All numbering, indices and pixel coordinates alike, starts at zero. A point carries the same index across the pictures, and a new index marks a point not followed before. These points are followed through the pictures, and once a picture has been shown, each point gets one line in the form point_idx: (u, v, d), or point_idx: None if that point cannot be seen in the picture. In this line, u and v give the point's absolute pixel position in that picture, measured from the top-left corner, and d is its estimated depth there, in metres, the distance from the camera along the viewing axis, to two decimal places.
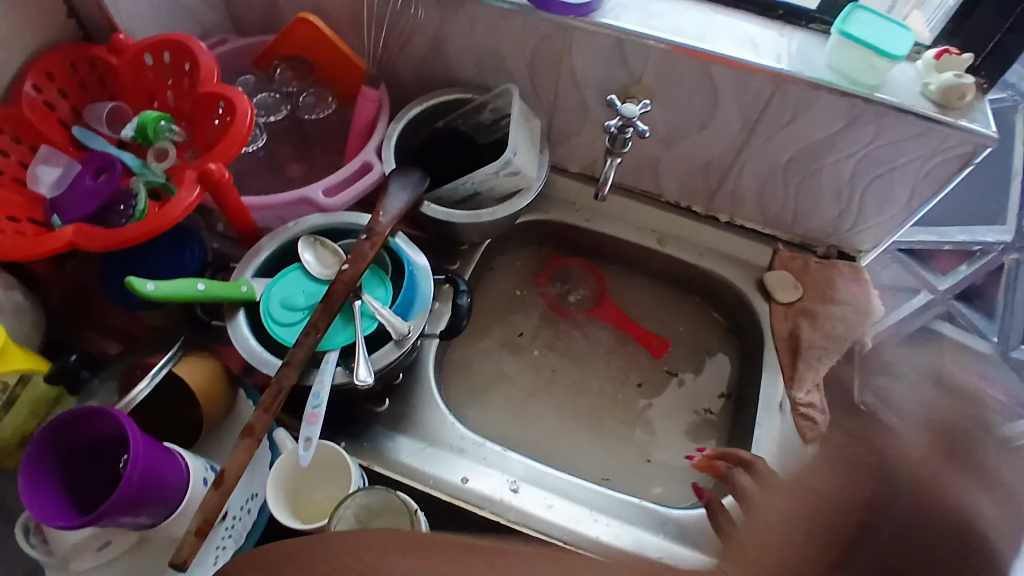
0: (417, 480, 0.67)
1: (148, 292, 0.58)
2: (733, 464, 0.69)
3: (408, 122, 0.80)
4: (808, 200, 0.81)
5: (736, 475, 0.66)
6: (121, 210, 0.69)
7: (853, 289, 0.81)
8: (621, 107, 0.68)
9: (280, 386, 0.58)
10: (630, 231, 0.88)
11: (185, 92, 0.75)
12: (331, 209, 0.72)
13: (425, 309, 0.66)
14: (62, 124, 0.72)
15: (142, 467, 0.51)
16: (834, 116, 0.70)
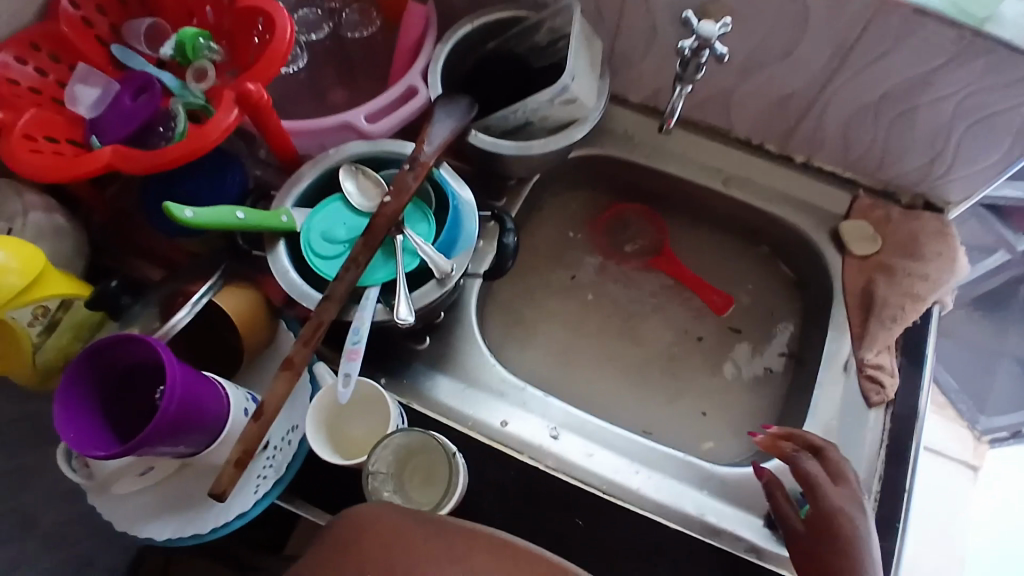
0: (456, 421, 0.66)
1: (186, 219, 0.55)
2: (800, 447, 0.62)
3: (458, 42, 0.73)
4: (898, 143, 0.72)
5: (809, 465, 0.60)
6: (160, 132, 0.66)
7: (938, 246, 0.74)
8: (699, 26, 0.60)
9: (320, 320, 0.56)
10: (692, 171, 0.81)
11: (225, 7, 0.69)
12: (374, 135, 0.68)
13: (469, 248, 0.63)
14: (101, 43, 0.69)
15: (179, 398, 0.50)
16: (940, 48, 0.60)
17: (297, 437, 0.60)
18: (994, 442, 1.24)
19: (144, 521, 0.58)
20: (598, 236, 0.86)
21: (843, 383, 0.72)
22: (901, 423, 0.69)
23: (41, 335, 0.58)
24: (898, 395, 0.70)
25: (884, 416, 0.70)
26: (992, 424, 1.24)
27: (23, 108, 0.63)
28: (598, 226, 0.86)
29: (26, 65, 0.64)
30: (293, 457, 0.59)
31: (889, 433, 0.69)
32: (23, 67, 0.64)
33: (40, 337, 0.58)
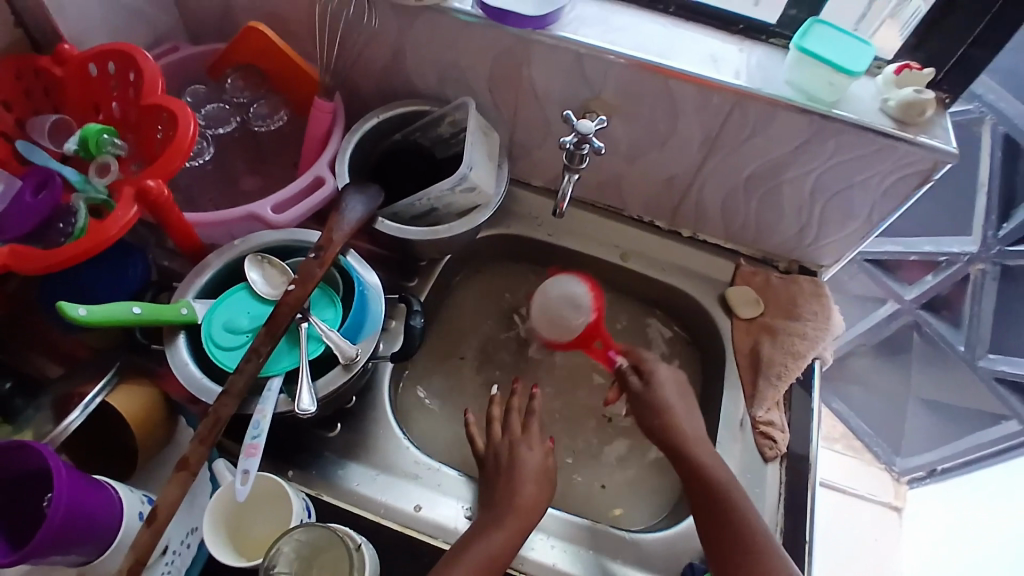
0: (366, 509, 0.66)
1: (78, 316, 0.54)
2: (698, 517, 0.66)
3: (364, 135, 0.77)
4: (769, 217, 0.80)
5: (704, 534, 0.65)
6: (60, 228, 0.65)
7: (816, 306, 0.81)
8: (577, 124, 0.66)
9: (217, 417, 0.55)
10: (592, 246, 0.86)
11: (131, 101, 0.70)
12: (281, 225, 0.70)
13: (375, 331, 0.65)
14: (6, 138, 0.68)
15: (67, 506, 0.48)
16: (794, 131, 0.69)
17: (196, 539, 0.59)
18: (913, 482, 1.41)
19: None
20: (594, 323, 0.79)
21: (741, 441, 0.76)
22: (796, 472, 0.74)
23: None
24: (791, 443, 0.76)
25: (779, 470, 0.74)
26: (908, 464, 1.39)
27: None
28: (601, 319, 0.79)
29: None
30: (190, 562, 0.59)
31: (785, 485, 0.74)
32: None
33: None
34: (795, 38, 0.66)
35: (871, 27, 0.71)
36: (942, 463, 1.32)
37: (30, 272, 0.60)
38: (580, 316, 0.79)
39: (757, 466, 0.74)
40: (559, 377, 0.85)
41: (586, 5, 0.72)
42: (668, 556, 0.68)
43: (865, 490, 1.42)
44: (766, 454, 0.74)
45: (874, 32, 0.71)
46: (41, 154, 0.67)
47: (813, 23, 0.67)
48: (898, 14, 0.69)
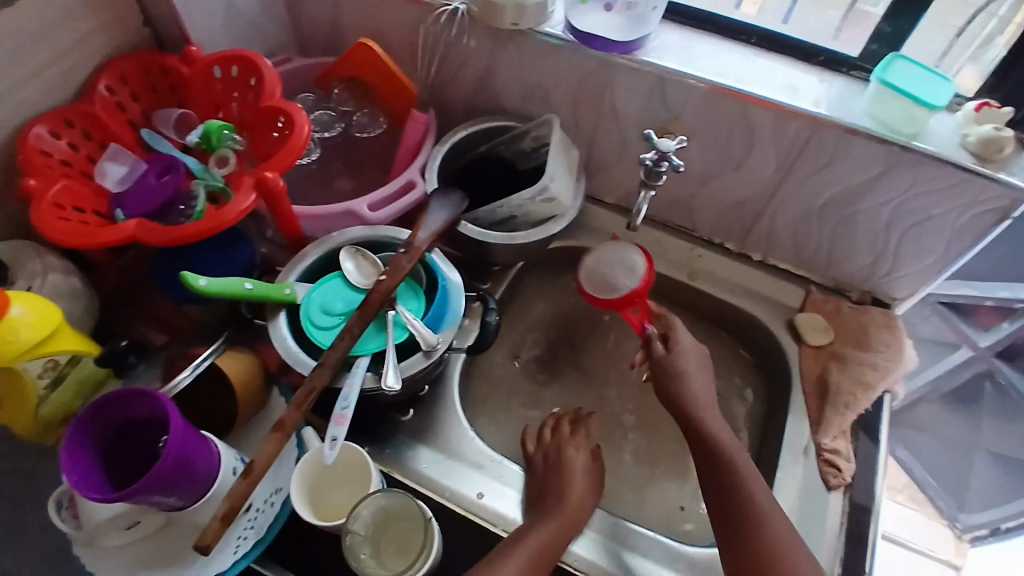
0: (433, 491, 0.70)
1: (198, 286, 0.61)
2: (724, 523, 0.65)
3: (453, 146, 0.83)
4: (843, 246, 0.81)
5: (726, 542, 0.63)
6: (180, 209, 0.72)
7: (886, 338, 0.81)
8: (658, 141, 0.69)
9: (312, 387, 0.61)
10: (660, 263, 0.89)
11: (249, 103, 0.78)
12: (374, 222, 0.76)
13: (455, 324, 0.69)
14: (131, 125, 0.78)
15: (178, 452, 0.54)
16: (871, 162, 0.70)
17: (279, 499, 0.64)
18: (974, 539, 1.34)
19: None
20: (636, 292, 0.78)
21: (803, 467, 0.76)
22: (861, 504, 0.73)
23: (47, 387, 0.64)
24: (857, 477, 0.74)
25: (842, 500, 0.73)
26: (971, 521, 1.33)
27: (54, 179, 0.69)
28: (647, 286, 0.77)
29: (59, 139, 0.71)
30: (273, 519, 0.63)
31: (849, 516, 0.72)
32: (55, 141, 0.71)
33: (46, 389, 0.64)
34: (876, 71, 0.67)
35: (952, 68, 0.73)
36: (1006, 522, 1.26)
37: (154, 243, 0.66)
38: (629, 282, 0.78)
39: (819, 493, 0.74)
40: (619, 388, 0.87)
41: (668, 32, 0.76)
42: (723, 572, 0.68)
43: (924, 544, 1.37)
44: (829, 482, 0.74)
45: (954, 73, 0.72)
46: (163, 143, 0.77)
47: (894, 58, 0.69)
48: (979, 59, 0.71)
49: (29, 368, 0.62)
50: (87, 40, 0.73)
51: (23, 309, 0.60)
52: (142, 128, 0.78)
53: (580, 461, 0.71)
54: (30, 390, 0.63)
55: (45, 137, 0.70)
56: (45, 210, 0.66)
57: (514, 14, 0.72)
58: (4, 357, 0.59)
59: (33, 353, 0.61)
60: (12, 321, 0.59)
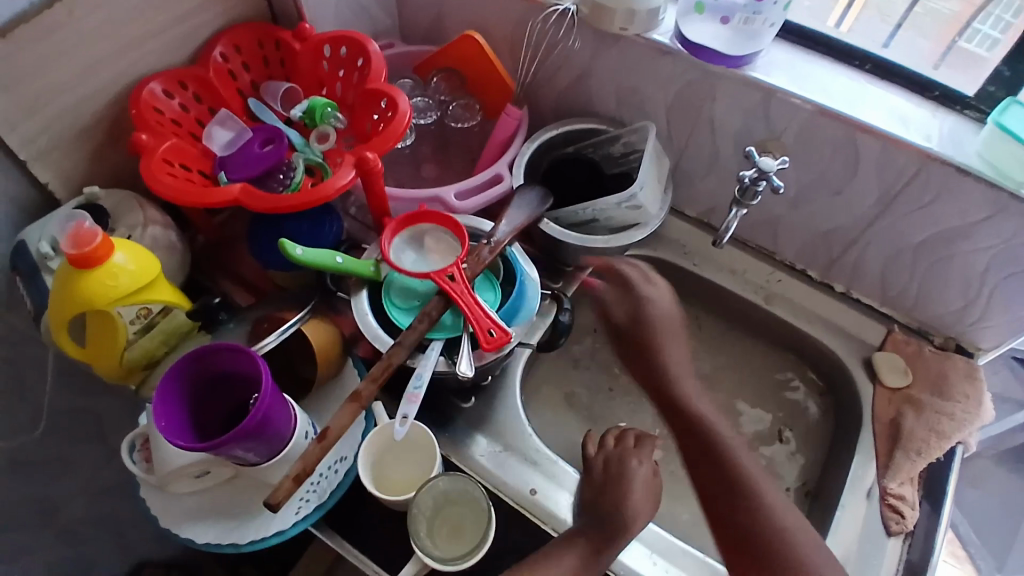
0: (488, 481, 0.71)
1: (296, 255, 0.63)
2: None
3: (542, 143, 0.84)
4: (931, 288, 0.79)
5: None
6: (279, 178, 0.75)
7: (966, 387, 0.78)
8: (759, 159, 0.68)
9: (389, 362, 0.63)
10: (734, 282, 0.88)
11: (353, 85, 0.81)
12: (460, 211, 0.77)
13: (528, 319, 0.71)
14: (240, 93, 0.81)
15: (264, 410, 0.56)
16: (979, 205, 0.67)
17: (343, 467, 0.65)
18: None
19: (183, 523, 0.64)
20: (479, 307, 0.66)
21: (865, 509, 0.74)
22: (922, 555, 0.70)
23: (136, 333, 0.66)
24: (919, 524, 0.72)
25: (901, 547, 0.71)
26: None
27: (165, 135, 0.72)
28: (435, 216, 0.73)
29: (172, 99, 0.74)
30: (335, 487, 0.64)
31: (907, 565, 0.70)
32: (168, 100, 0.74)
33: (135, 334, 0.66)
34: (992, 113, 0.65)
35: None
36: None
37: (252, 209, 0.69)
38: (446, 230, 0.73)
39: (878, 537, 0.72)
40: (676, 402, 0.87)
41: (778, 51, 0.74)
42: None
43: None
44: (891, 527, 0.72)
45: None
46: (269, 114, 0.80)
47: (1010, 103, 0.66)
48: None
49: (124, 313, 0.64)
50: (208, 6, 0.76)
51: (126, 257, 0.63)
52: (249, 97, 0.81)
53: (643, 474, 0.71)
54: (120, 334, 0.65)
55: (159, 94, 0.73)
56: (156, 163, 0.70)
57: (624, 18, 0.71)
58: (104, 300, 0.62)
59: (129, 299, 0.64)
60: (115, 267, 0.62)
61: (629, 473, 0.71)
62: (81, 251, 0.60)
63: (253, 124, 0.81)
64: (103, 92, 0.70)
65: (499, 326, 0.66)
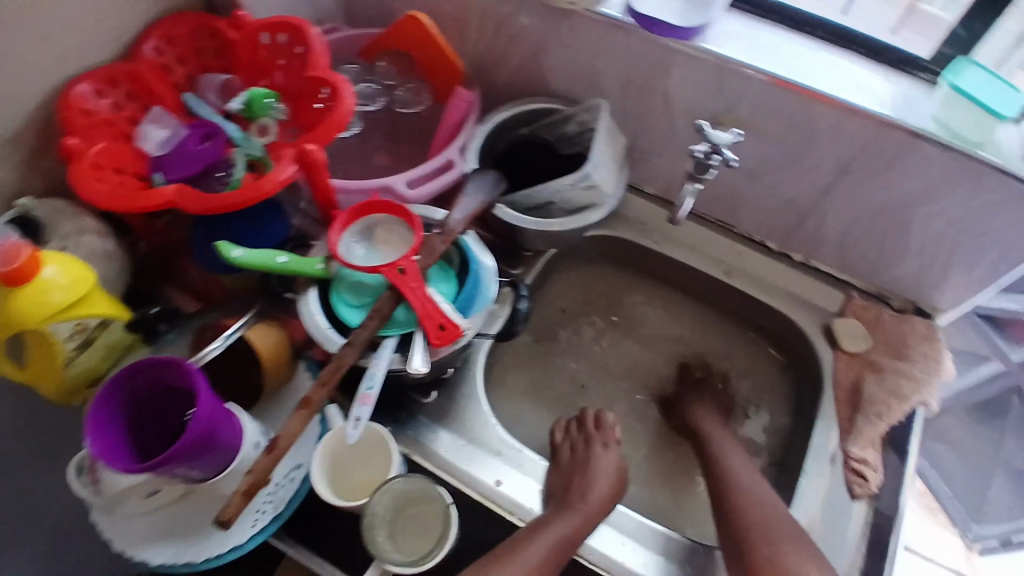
0: (452, 475, 0.70)
1: (232, 257, 0.62)
2: None
3: (495, 125, 0.81)
4: (889, 254, 0.79)
5: None
6: (218, 176, 0.72)
7: (927, 349, 0.78)
8: (711, 133, 0.66)
9: (339, 364, 0.62)
10: (696, 258, 0.87)
11: (294, 72, 0.76)
12: (412, 200, 0.74)
13: (485, 310, 0.70)
14: (175, 88, 0.76)
15: (203, 424, 0.55)
16: (932, 169, 0.67)
17: (299, 475, 0.65)
18: (985, 550, 1.30)
19: (136, 545, 0.63)
20: (431, 302, 0.65)
21: (829, 475, 0.74)
22: (886, 515, 0.71)
23: (75, 350, 0.64)
24: (884, 487, 0.73)
25: (866, 510, 0.72)
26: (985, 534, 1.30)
27: (97, 139, 0.68)
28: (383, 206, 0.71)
29: (103, 98, 0.70)
30: (292, 495, 0.64)
31: (872, 527, 0.71)
32: (99, 100, 0.70)
33: (74, 352, 0.64)
34: (946, 74, 0.64)
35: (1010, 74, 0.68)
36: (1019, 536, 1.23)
37: (191, 211, 0.66)
38: (396, 220, 0.71)
39: (842, 502, 0.73)
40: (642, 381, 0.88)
41: (731, 20, 0.72)
42: None
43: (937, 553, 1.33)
44: (855, 491, 0.73)
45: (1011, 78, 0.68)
46: (206, 109, 0.75)
47: (966, 64, 0.65)
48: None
49: (59, 330, 0.61)
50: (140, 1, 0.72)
51: (56, 270, 0.60)
52: (185, 91, 0.76)
53: (606, 461, 0.73)
54: (58, 353, 0.62)
55: (88, 96, 0.69)
56: (85, 169, 0.66)
57: None
58: (36, 318, 0.59)
59: (64, 315, 0.60)
60: (45, 283, 0.59)
61: (594, 461, 0.72)
62: (7, 268, 0.57)
63: (190, 120, 0.76)
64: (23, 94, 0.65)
65: (451, 320, 0.65)
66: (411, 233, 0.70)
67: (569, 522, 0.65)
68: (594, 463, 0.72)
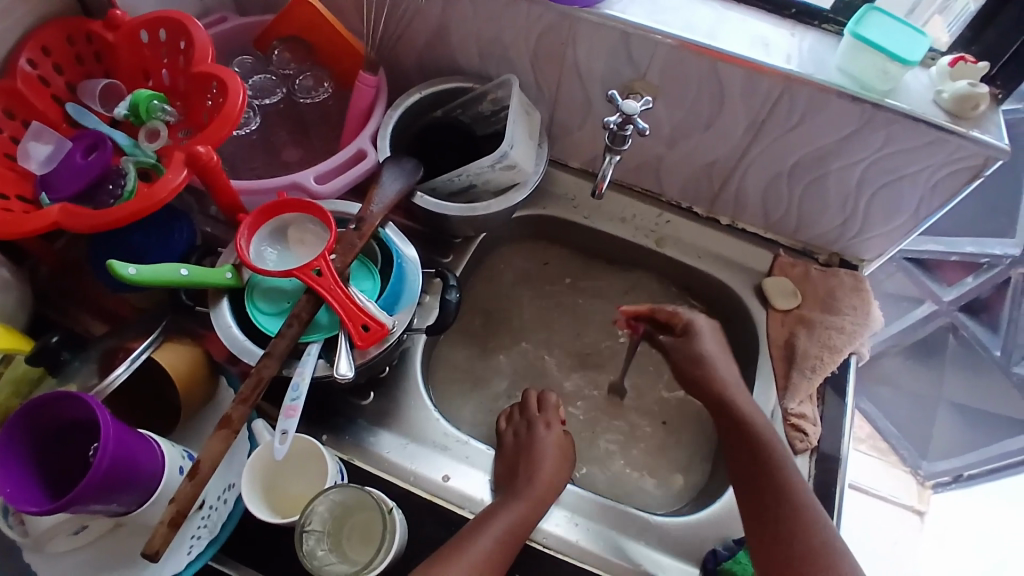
0: (397, 476, 0.68)
1: (128, 275, 0.56)
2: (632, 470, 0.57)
3: (406, 109, 0.78)
4: (813, 207, 0.79)
5: None
6: (109, 189, 0.66)
7: (854, 299, 0.80)
8: (622, 103, 0.65)
9: (260, 377, 0.58)
10: (626, 230, 0.86)
11: (180, 70, 0.71)
12: (323, 196, 0.70)
13: (412, 304, 0.67)
14: (57, 101, 0.70)
15: (112, 455, 0.50)
16: (843, 120, 0.67)
17: (233, 495, 0.61)
18: (937, 486, 1.37)
19: None
20: (352, 302, 0.62)
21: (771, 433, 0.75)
22: (827, 467, 0.73)
23: None
24: (823, 439, 0.74)
25: (809, 464, 0.73)
26: (933, 468, 1.35)
27: None
28: (288, 205, 0.66)
29: None
30: (227, 517, 0.61)
31: (816, 479, 0.72)
32: None
33: None
34: (849, 24, 0.63)
35: (921, 18, 0.69)
36: (969, 470, 1.28)
37: (76, 230, 0.61)
38: (305, 219, 0.67)
39: None
40: (585, 357, 0.87)
41: None
42: (691, 542, 0.69)
43: (889, 492, 1.38)
44: (796, 446, 0.74)
45: (923, 24, 0.69)
46: (92, 118, 0.70)
47: (868, 11, 0.65)
48: (949, 10, 0.67)
49: None
50: (9, 10, 0.65)
51: None
52: (67, 102, 0.70)
53: (551, 438, 0.72)
54: None
55: None
56: None
57: None
58: None
59: None
60: None
61: (538, 441, 0.71)
62: None
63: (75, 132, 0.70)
64: None
65: (375, 320, 0.62)
66: (327, 232, 0.66)
67: (514, 511, 0.64)
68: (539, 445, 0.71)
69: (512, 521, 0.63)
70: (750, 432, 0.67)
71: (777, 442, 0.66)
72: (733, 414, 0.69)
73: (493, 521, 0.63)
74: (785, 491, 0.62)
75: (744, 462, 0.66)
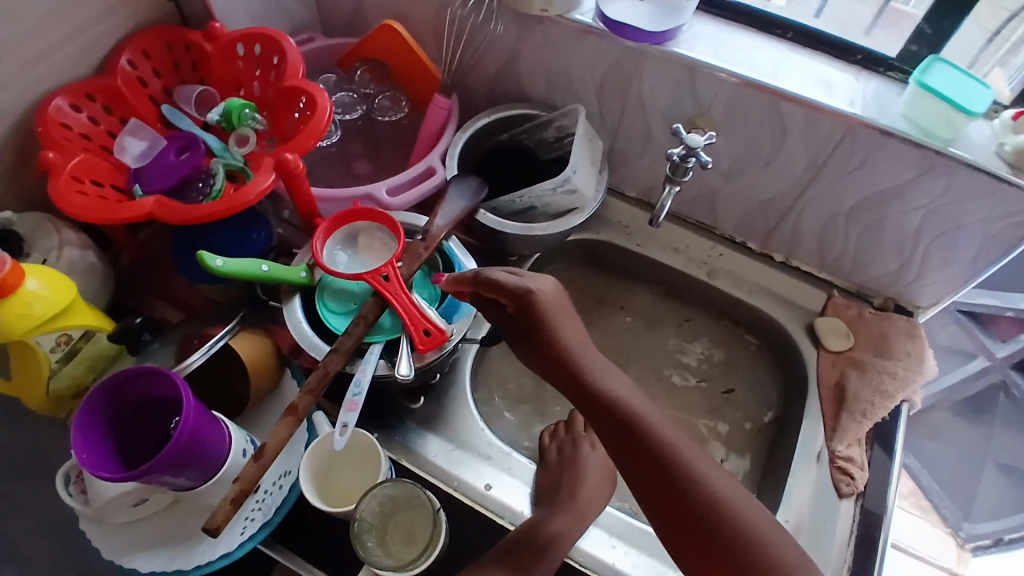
0: (442, 481, 0.70)
1: (215, 266, 0.60)
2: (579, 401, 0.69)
3: (475, 132, 0.82)
4: (868, 250, 0.79)
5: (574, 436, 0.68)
6: (198, 187, 0.71)
7: (907, 346, 0.80)
8: (686, 136, 0.67)
9: (326, 370, 0.61)
10: (677, 258, 0.88)
11: (271, 83, 0.77)
12: (393, 207, 0.74)
13: (470, 315, 0.69)
14: (152, 101, 0.77)
15: (189, 431, 0.54)
16: (904, 165, 0.68)
17: (288, 482, 0.64)
18: (977, 550, 1.31)
19: (119, 556, 0.60)
20: (415, 308, 0.65)
21: (816, 472, 0.75)
22: (872, 511, 0.72)
23: (60, 361, 0.64)
24: (869, 485, 0.73)
25: (854, 509, 0.72)
26: (976, 531, 1.29)
27: (74, 151, 0.68)
28: (360, 212, 0.70)
29: (80, 112, 0.70)
30: (281, 502, 0.63)
31: (860, 525, 0.71)
32: (76, 114, 0.70)
33: (57, 363, 0.64)
34: (914, 73, 0.65)
35: (982, 70, 0.69)
36: (1011, 534, 1.23)
37: (167, 222, 0.66)
38: (375, 227, 0.71)
39: (830, 500, 0.73)
40: None
41: (702, 24, 0.73)
42: None
43: (929, 553, 1.33)
44: (842, 490, 0.73)
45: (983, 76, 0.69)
46: (184, 121, 0.76)
47: (933, 61, 0.66)
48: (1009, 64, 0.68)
49: (42, 341, 0.61)
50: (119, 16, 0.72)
51: (39, 283, 0.59)
52: (163, 104, 0.77)
53: (594, 459, 0.73)
54: (42, 364, 0.62)
55: (65, 109, 0.69)
56: (63, 182, 0.65)
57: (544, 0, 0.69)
58: (19, 330, 0.58)
59: (47, 327, 0.60)
60: (27, 295, 0.58)
61: (581, 457, 0.73)
62: None
63: (168, 132, 0.77)
64: (10, 112, 0.67)
65: (436, 325, 0.65)
66: (395, 241, 0.70)
67: (558, 525, 0.65)
68: (583, 462, 0.72)
69: (553, 537, 0.64)
70: (659, 445, 0.54)
71: (684, 447, 0.54)
72: (642, 429, 0.55)
73: (536, 533, 0.64)
74: (693, 507, 0.52)
75: (658, 484, 0.53)
